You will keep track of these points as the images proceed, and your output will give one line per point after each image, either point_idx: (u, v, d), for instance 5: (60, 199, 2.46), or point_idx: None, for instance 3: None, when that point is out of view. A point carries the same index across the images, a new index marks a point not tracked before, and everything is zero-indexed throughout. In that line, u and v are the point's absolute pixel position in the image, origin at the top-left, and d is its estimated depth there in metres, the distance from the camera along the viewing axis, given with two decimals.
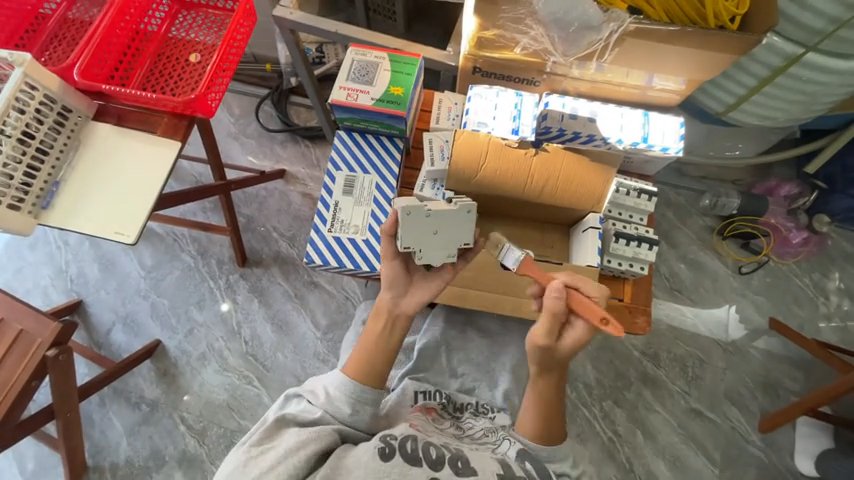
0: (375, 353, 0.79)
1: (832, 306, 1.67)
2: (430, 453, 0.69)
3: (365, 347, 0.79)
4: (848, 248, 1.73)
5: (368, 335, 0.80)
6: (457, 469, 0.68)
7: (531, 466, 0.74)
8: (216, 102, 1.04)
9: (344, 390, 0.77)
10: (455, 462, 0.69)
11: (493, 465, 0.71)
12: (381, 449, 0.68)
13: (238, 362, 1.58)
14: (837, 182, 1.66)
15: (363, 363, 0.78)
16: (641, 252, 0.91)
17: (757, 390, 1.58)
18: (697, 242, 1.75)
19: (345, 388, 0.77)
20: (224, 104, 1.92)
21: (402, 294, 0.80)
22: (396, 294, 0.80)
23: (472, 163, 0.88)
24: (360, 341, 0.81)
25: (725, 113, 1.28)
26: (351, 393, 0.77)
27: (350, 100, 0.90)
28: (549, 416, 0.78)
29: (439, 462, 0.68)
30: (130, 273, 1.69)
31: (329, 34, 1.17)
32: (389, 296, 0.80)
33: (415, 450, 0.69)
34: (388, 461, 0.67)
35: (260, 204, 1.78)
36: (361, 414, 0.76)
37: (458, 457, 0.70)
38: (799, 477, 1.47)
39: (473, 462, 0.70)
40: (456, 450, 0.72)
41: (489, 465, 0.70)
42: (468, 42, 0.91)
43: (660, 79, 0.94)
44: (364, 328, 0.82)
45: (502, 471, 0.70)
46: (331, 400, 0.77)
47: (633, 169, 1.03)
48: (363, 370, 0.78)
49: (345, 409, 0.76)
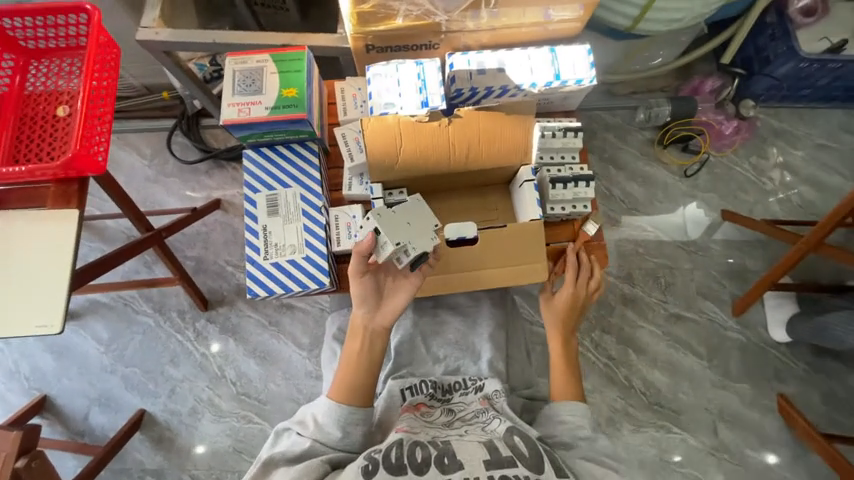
0: (360, 373, 0.78)
1: (773, 182, 1.77)
2: (416, 457, 0.71)
3: (347, 369, 0.79)
4: (776, 125, 1.81)
5: (349, 356, 0.79)
6: (444, 467, 0.70)
7: (520, 440, 0.75)
8: (103, 154, 0.94)
9: (331, 415, 0.76)
10: (442, 460, 0.71)
11: (479, 452, 0.72)
12: (365, 468, 0.68)
13: (232, 405, 1.53)
14: (753, 64, 1.71)
15: (347, 385, 0.78)
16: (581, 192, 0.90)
17: (725, 279, 1.67)
18: (642, 158, 1.79)
19: (331, 412, 0.76)
20: (131, 147, 1.76)
21: (375, 308, 0.81)
22: (369, 309, 0.80)
23: (389, 150, 0.84)
24: (341, 365, 0.80)
25: (633, 27, 1.27)
26: (338, 416, 0.76)
27: (243, 116, 0.82)
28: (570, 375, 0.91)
29: (426, 463, 0.70)
30: (89, 353, 1.58)
31: (208, 47, 1.06)
32: (362, 312, 0.80)
33: (399, 458, 0.70)
34: (371, 478, 0.67)
35: (204, 242, 1.67)
36: (353, 434, 0.76)
37: (445, 453, 0.72)
38: (776, 346, 1.60)
39: (460, 455, 0.72)
40: (443, 446, 0.74)
41: (477, 453, 0.72)
42: (350, 20, 0.83)
43: (556, 11, 0.88)
44: (342, 351, 0.81)
45: (490, 456, 0.71)
46: (320, 427, 0.76)
47: (556, 108, 1.01)
48: (348, 392, 0.78)
49: (335, 433, 0.75)
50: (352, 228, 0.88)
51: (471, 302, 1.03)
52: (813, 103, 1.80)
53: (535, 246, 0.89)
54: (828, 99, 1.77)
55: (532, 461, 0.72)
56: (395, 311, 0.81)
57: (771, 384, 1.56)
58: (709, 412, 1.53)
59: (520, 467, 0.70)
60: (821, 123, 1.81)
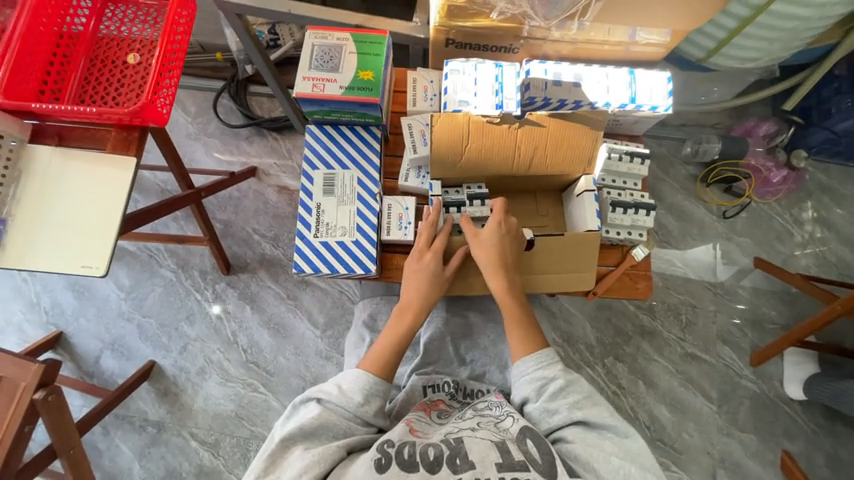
0: (396, 350, 0.81)
1: (810, 236, 1.73)
2: (428, 455, 0.71)
3: (385, 342, 0.81)
4: (824, 180, 1.77)
5: (391, 330, 0.82)
6: (455, 467, 0.69)
7: (532, 445, 0.73)
8: (167, 108, 0.94)
9: (358, 384, 0.77)
10: (452, 460, 0.70)
11: (491, 453, 0.71)
12: (378, 462, 0.69)
13: (240, 371, 1.54)
14: (812, 115, 1.67)
15: (383, 360, 0.80)
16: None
17: (747, 327, 1.65)
18: (682, 192, 1.76)
19: (358, 381, 0.77)
20: (177, 102, 1.77)
21: (422, 291, 0.82)
22: (420, 289, 0.82)
23: (454, 146, 0.82)
24: (378, 339, 0.82)
25: (705, 60, 1.25)
26: (365, 385, 0.77)
27: (317, 92, 0.82)
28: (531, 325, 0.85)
29: (437, 462, 0.70)
30: (109, 297, 1.61)
31: (280, 15, 1.05)
32: (413, 294, 0.82)
33: (412, 456, 0.71)
34: (384, 472, 0.68)
35: (235, 207, 1.69)
36: (372, 405, 0.77)
37: (457, 453, 0.71)
38: (789, 402, 1.57)
39: (471, 456, 0.70)
40: (455, 445, 0.73)
41: (488, 455, 0.70)
42: (438, 11, 0.82)
43: (643, 33, 0.87)
44: (386, 327, 0.84)
45: (502, 459, 0.70)
46: (345, 394, 0.76)
47: (621, 131, 0.99)
48: (379, 365, 0.79)
49: (356, 399, 0.76)
50: (403, 219, 0.88)
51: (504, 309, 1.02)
52: None
53: (585, 256, 0.86)
54: None
55: (545, 467, 0.69)
56: (435, 299, 0.82)
57: (777, 439, 1.54)
58: (710, 456, 1.51)
59: (531, 472, 0.68)
60: None
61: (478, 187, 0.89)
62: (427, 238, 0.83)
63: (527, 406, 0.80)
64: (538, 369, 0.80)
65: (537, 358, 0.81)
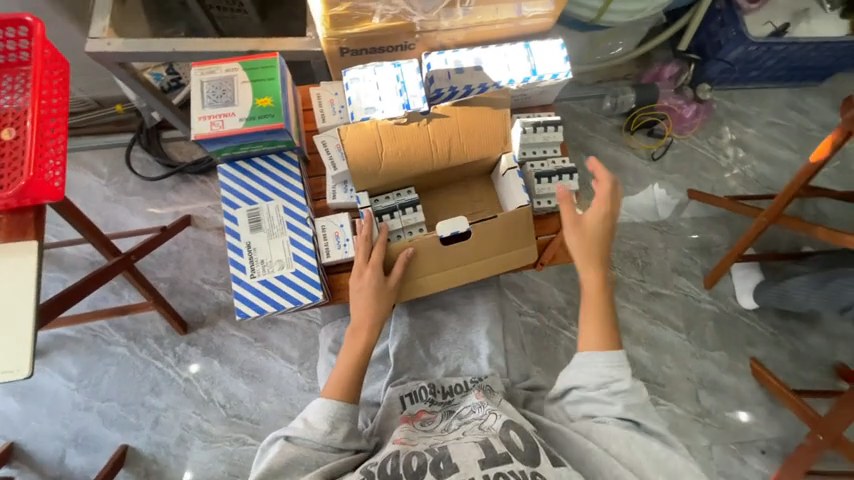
0: (357, 370, 0.80)
1: (730, 158, 1.87)
2: (411, 465, 0.71)
3: (343, 366, 0.79)
4: (730, 106, 1.92)
5: (347, 352, 0.81)
6: (440, 471, 0.69)
7: (516, 435, 0.74)
8: (60, 179, 0.87)
9: (323, 412, 0.75)
10: (437, 465, 0.70)
11: (474, 452, 0.71)
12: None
13: (223, 429, 1.46)
14: (706, 50, 1.80)
15: (344, 383, 0.78)
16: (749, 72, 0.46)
17: (695, 255, 1.76)
18: (611, 144, 1.85)
19: (323, 409, 0.76)
20: (85, 167, 1.64)
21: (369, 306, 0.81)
22: (367, 306, 0.81)
23: (369, 154, 0.81)
24: (337, 365, 0.80)
25: (597, 19, 1.31)
26: (330, 413, 0.75)
27: (216, 129, 0.78)
28: (604, 323, 0.85)
29: (421, 470, 0.70)
30: (58, 391, 1.47)
31: (166, 55, 1.02)
32: (361, 310, 0.81)
33: (395, 469, 0.71)
34: None
35: (177, 261, 1.59)
36: (341, 429, 0.75)
37: (441, 458, 0.71)
38: (745, 313, 1.71)
39: (455, 457, 0.70)
40: (439, 451, 0.73)
41: (472, 453, 0.70)
42: (322, 23, 0.82)
43: (529, 7, 0.89)
44: (341, 350, 0.82)
45: (485, 454, 0.70)
46: (312, 426, 0.74)
47: (533, 102, 1.02)
48: (343, 390, 0.78)
49: (323, 427, 0.74)
50: (341, 237, 0.86)
51: (465, 299, 1.03)
52: (761, 83, 1.92)
53: (522, 232, 0.87)
54: (774, 79, 1.89)
55: (527, 454, 0.71)
56: (385, 312, 0.81)
57: (743, 349, 1.66)
58: (691, 381, 1.61)
59: (515, 462, 0.69)
60: (770, 103, 1.93)
61: (408, 193, 0.88)
62: (364, 253, 0.82)
63: (576, 391, 0.83)
64: (606, 368, 0.80)
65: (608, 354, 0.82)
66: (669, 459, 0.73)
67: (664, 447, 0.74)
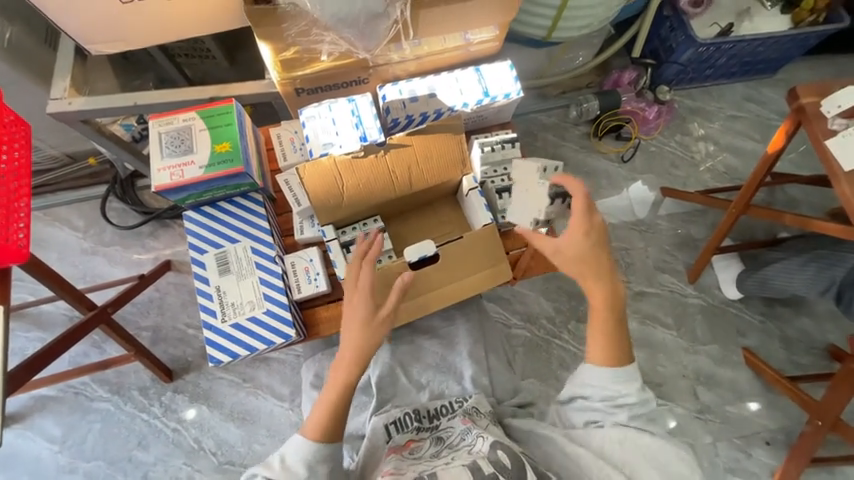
0: (339, 410, 0.74)
1: (697, 154, 1.92)
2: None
3: (324, 403, 0.74)
4: (692, 104, 1.99)
5: (330, 389, 0.74)
6: None
7: (503, 453, 0.71)
8: (25, 240, 0.87)
9: (302, 452, 0.73)
10: None
11: (462, 474, 0.68)
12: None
13: (215, 477, 1.41)
14: (661, 54, 1.87)
15: (324, 423, 0.74)
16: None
17: (676, 251, 1.79)
18: (582, 151, 1.90)
19: (300, 449, 0.73)
20: (61, 222, 1.63)
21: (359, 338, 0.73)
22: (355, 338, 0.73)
23: (331, 192, 0.84)
24: (318, 399, 0.75)
25: (549, 36, 1.37)
26: (308, 454, 0.72)
27: (176, 179, 0.80)
28: (613, 335, 0.78)
29: None
30: (41, 455, 1.42)
31: (128, 109, 1.04)
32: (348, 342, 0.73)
33: None
34: None
35: (159, 307, 1.57)
36: (320, 472, 0.73)
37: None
38: (732, 303, 1.72)
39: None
40: (426, 477, 0.69)
41: (458, 476, 0.67)
42: (274, 68, 0.85)
43: (474, 33, 0.93)
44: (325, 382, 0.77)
45: (472, 477, 0.67)
46: (288, 469, 0.72)
47: (491, 121, 1.05)
48: (322, 429, 0.74)
49: (301, 472, 0.72)
50: (311, 271, 0.88)
51: (445, 321, 1.03)
52: (718, 80, 1.99)
53: (488, 250, 0.89)
54: (729, 75, 1.96)
55: (515, 472, 0.68)
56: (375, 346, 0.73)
57: (735, 340, 1.67)
58: (686, 378, 1.61)
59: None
60: (728, 97, 2.00)
61: (374, 221, 0.91)
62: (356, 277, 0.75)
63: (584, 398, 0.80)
64: (609, 382, 0.77)
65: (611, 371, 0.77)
66: (662, 452, 0.73)
67: (657, 440, 0.74)
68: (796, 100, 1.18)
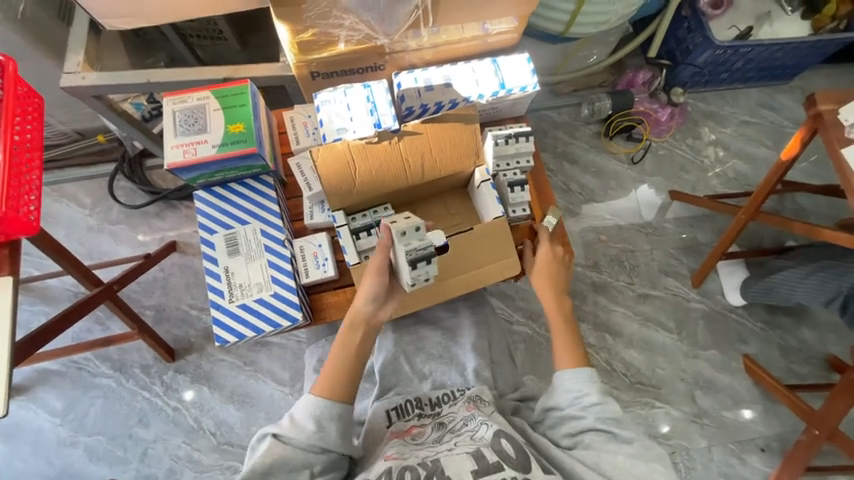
0: (350, 369, 0.79)
1: (708, 158, 1.91)
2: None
3: (332, 363, 0.80)
4: (705, 107, 1.97)
5: (342, 349, 0.80)
6: None
7: (507, 444, 0.75)
8: (35, 213, 0.87)
9: (312, 408, 0.76)
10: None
11: (467, 463, 0.72)
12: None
13: (213, 457, 1.43)
14: (677, 55, 1.85)
15: (334, 381, 0.79)
16: (420, 240, 0.77)
17: (681, 254, 1.78)
18: (592, 150, 1.89)
19: (310, 407, 0.76)
20: (68, 198, 1.64)
21: (379, 305, 0.83)
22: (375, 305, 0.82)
23: (343, 176, 0.83)
24: (328, 360, 0.81)
25: (566, 31, 1.35)
26: (318, 410, 0.76)
27: (189, 157, 0.80)
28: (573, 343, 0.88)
29: None
30: (42, 428, 1.43)
31: (141, 86, 1.04)
32: (365, 308, 0.82)
33: None
34: None
35: (163, 287, 1.58)
36: (328, 430, 0.76)
37: (434, 471, 0.71)
38: (735, 310, 1.72)
39: (448, 471, 0.71)
40: (432, 465, 0.73)
41: (464, 465, 0.71)
42: (290, 50, 0.85)
43: (493, 24, 0.92)
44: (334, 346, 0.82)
45: (477, 465, 0.71)
46: (298, 423, 0.75)
47: (505, 114, 1.04)
48: (330, 387, 0.78)
49: (310, 427, 0.75)
50: (319, 257, 0.87)
51: (449, 313, 1.04)
52: (733, 84, 1.97)
53: (500, 243, 0.91)
54: (745, 79, 1.94)
55: (518, 461, 0.72)
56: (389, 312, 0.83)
57: (735, 347, 1.67)
58: (685, 382, 1.61)
59: (506, 470, 0.70)
60: (742, 102, 1.98)
61: (385, 209, 0.90)
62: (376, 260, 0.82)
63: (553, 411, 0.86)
64: (577, 384, 0.84)
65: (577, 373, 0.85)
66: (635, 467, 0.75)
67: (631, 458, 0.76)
68: (814, 106, 1.16)
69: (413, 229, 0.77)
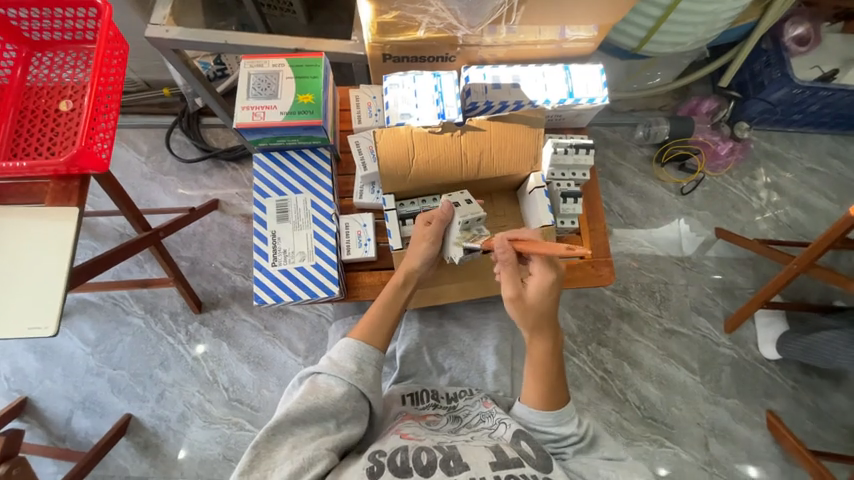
0: (388, 321, 0.84)
1: (763, 200, 1.81)
2: (421, 460, 0.71)
3: (375, 311, 0.84)
4: (769, 147, 1.87)
5: (385, 301, 0.85)
6: (449, 469, 0.69)
7: (526, 444, 0.75)
8: (107, 152, 0.92)
9: (352, 350, 0.80)
10: (446, 463, 0.71)
11: (486, 454, 0.72)
12: (370, 470, 0.70)
13: (223, 411, 1.48)
14: (748, 88, 1.76)
15: (375, 327, 0.83)
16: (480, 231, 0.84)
17: (718, 296, 1.70)
18: (640, 174, 1.83)
19: (350, 349, 0.80)
20: (127, 143, 1.72)
21: (426, 267, 0.86)
22: (423, 266, 0.86)
23: (401, 161, 0.85)
24: (370, 309, 0.85)
25: (639, 49, 1.31)
26: (358, 352, 0.79)
27: (257, 120, 0.85)
28: (550, 381, 0.81)
29: (430, 466, 0.70)
30: (74, 354, 1.53)
31: (217, 46, 1.07)
32: (416, 269, 0.85)
33: (405, 462, 0.71)
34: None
35: (200, 242, 1.64)
36: (366, 372, 0.79)
37: (451, 456, 0.72)
38: (766, 363, 1.63)
39: (465, 458, 0.71)
40: (448, 450, 0.74)
41: (482, 455, 0.72)
42: (369, 29, 0.86)
43: (572, 30, 0.91)
44: (377, 297, 0.86)
45: (496, 458, 0.71)
46: (338, 363, 0.78)
47: (566, 124, 1.03)
48: (369, 333, 0.82)
49: (350, 367, 0.78)
50: (362, 236, 0.92)
51: (477, 313, 1.04)
52: (803, 128, 1.86)
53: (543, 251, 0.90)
54: (818, 124, 1.83)
55: (539, 461, 0.72)
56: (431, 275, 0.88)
57: (761, 400, 1.59)
58: (701, 426, 1.55)
59: (526, 467, 0.70)
60: (811, 148, 1.87)
61: (435, 197, 0.92)
62: (427, 231, 0.85)
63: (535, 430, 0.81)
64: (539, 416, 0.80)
65: (545, 412, 0.80)
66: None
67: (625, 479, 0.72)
68: None
69: (475, 219, 0.83)
